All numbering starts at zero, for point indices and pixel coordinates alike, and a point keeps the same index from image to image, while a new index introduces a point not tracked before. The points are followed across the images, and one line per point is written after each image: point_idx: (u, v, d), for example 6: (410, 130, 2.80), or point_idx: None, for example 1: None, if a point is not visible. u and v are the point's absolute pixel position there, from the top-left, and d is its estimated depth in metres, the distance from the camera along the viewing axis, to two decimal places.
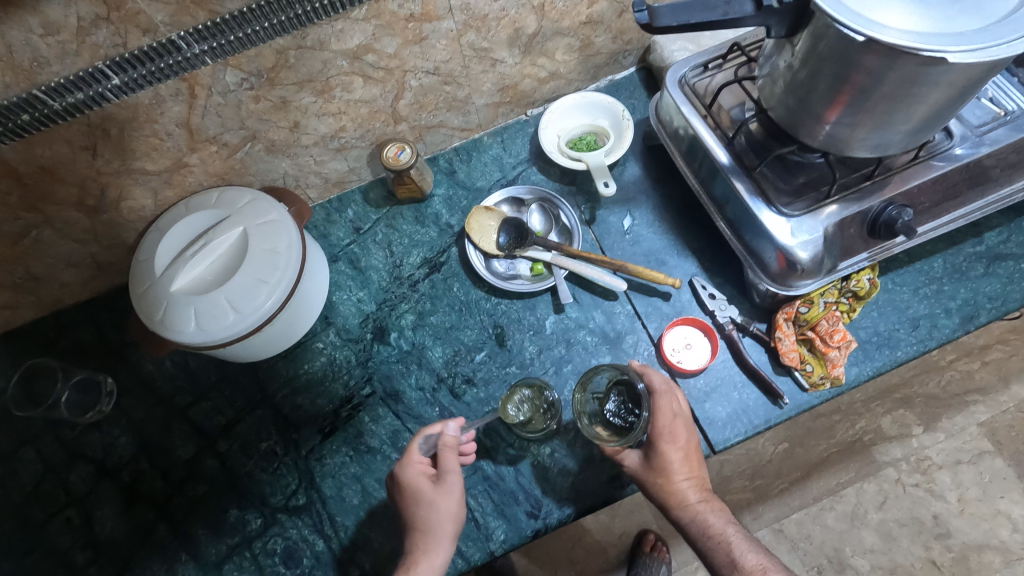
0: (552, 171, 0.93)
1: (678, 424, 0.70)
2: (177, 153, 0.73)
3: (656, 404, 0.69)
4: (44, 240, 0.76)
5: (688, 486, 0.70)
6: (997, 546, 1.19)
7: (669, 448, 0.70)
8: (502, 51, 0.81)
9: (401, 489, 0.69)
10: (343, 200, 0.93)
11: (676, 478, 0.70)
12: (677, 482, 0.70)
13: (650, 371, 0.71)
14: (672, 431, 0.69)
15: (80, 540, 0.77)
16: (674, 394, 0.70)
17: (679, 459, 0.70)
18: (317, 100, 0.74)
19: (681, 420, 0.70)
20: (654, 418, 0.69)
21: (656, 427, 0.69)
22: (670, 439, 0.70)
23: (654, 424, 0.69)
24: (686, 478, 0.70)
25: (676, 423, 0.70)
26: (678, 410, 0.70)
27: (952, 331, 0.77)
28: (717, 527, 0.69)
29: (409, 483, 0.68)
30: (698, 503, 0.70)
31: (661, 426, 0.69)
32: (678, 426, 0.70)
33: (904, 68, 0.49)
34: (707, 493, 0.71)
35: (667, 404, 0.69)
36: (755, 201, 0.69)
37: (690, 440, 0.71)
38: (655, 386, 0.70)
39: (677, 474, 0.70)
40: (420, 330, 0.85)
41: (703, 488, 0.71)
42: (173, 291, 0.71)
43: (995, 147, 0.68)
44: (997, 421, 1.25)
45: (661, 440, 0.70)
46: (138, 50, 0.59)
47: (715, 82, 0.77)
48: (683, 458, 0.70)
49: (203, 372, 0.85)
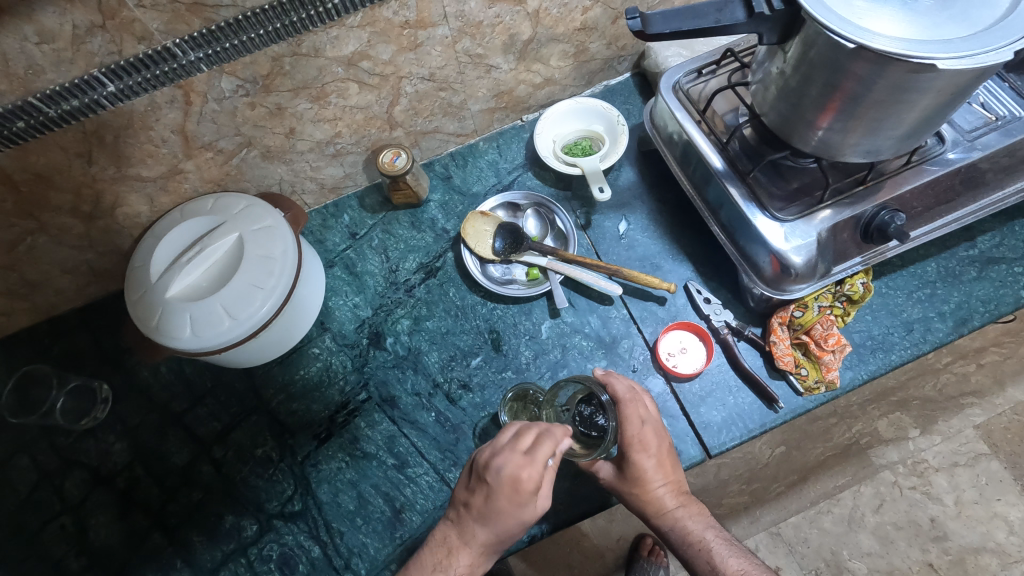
0: (548, 176, 0.93)
1: (648, 431, 0.70)
2: (172, 160, 0.73)
3: (623, 413, 0.69)
4: (39, 246, 0.76)
5: (665, 492, 0.71)
6: (993, 549, 1.19)
7: (641, 457, 0.70)
8: (497, 58, 0.81)
9: (509, 493, 0.61)
10: (339, 205, 0.93)
11: (652, 486, 0.70)
12: (653, 489, 0.70)
13: (612, 381, 0.70)
14: (642, 440, 0.69)
15: (74, 548, 0.77)
16: (640, 399, 0.70)
17: (652, 466, 0.70)
18: (312, 107, 0.75)
19: (650, 426, 0.70)
20: (623, 427, 0.69)
21: (624, 436, 0.69)
22: (641, 448, 0.69)
23: (622, 434, 0.69)
24: (661, 484, 0.70)
25: (644, 430, 0.69)
26: (646, 416, 0.70)
27: (945, 335, 0.77)
28: (696, 532, 0.70)
29: (524, 494, 0.61)
30: (676, 508, 0.71)
31: (630, 436, 0.69)
32: (647, 434, 0.69)
33: (893, 75, 0.50)
34: (684, 498, 0.72)
35: (634, 412, 0.69)
36: (749, 206, 0.70)
37: (661, 445, 0.71)
38: (619, 395, 0.69)
39: (653, 482, 0.70)
40: (416, 335, 0.85)
41: (680, 492, 0.72)
42: (168, 297, 0.71)
43: (986, 152, 0.68)
44: (992, 424, 1.26)
45: (632, 450, 0.69)
46: (133, 58, 0.60)
47: (708, 88, 0.78)
48: (656, 465, 0.70)
49: (199, 378, 0.85)
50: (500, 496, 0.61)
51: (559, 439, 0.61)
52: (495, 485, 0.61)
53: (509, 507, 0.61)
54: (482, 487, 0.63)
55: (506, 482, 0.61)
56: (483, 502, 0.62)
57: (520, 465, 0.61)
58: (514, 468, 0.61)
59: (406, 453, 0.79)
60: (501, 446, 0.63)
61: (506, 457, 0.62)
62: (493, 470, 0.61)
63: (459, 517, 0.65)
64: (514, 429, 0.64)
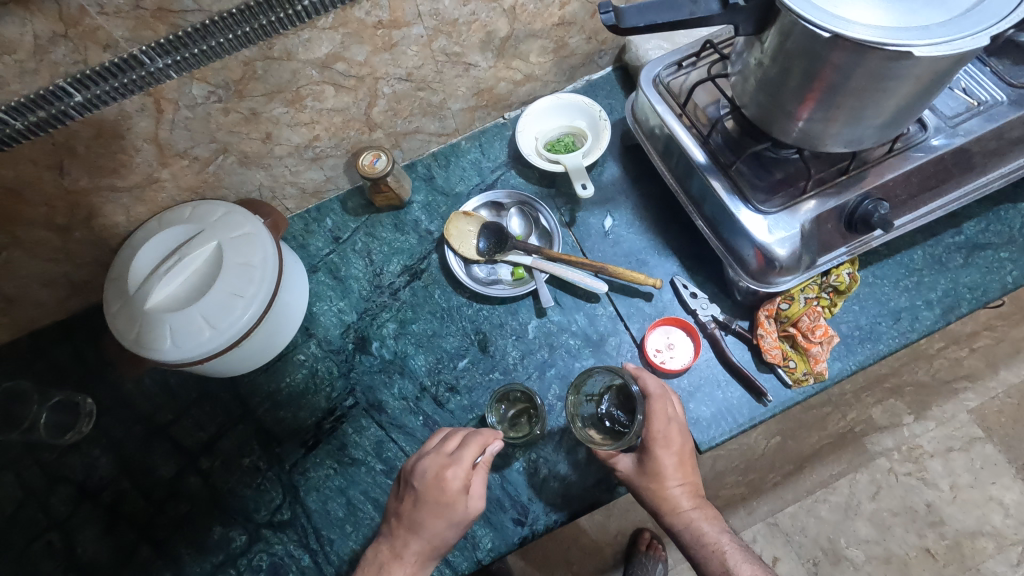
0: (531, 174, 0.92)
1: (673, 429, 0.70)
2: (147, 169, 0.72)
3: (651, 408, 0.68)
4: (15, 261, 0.74)
5: (681, 492, 0.71)
6: (990, 533, 1.19)
7: (663, 454, 0.70)
8: (475, 56, 0.80)
9: (433, 491, 0.65)
10: (321, 209, 0.92)
11: (668, 484, 0.70)
12: (669, 487, 0.70)
13: (645, 376, 0.70)
14: (665, 436, 0.69)
15: (62, 564, 0.76)
16: (668, 398, 0.69)
17: (673, 464, 0.70)
18: (288, 111, 0.74)
19: (676, 425, 0.70)
20: (649, 422, 0.69)
21: (650, 432, 0.69)
22: (664, 444, 0.69)
23: (648, 429, 0.69)
24: (678, 483, 0.70)
25: (670, 428, 0.69)
26: (674, 414, 0.70)
27: (933, 323, 0.77)
28: (712, 535, 0.70)
29: (449, 494, 0.65)
30: (691, 509, 0.71)
31: (655, 431, 0.69)
32: (673, 431, 0.69)
33: (871, 63, 0.49)
34: (700, 500, 0.71)
35: (661, 409, 0.68)
36: (731, 199, 0.69)
37: (683, 445, 0.71)
38: (649, 390, 0.69)
39: (670, 479, 0.70)
40: (402, 339, 0.84)
41: (695, 494, 0.71)
42: (147, 309, 0.70)
43: (969, 137, 0.68)
44: (986, 407, 1.26)
45: (655, 445, 0.69)
46: (99, 66, 0.58)
47: (689, 81, 0.77)
48: (677, 463, 0.70)
49: (184, 389, 0.84)
50: (431, 495, 0.65)
51: (485, 440, 0.67)
52: (422, 488, 0.66)
53: (437, 508, 0.65)
54: (411, 492, 0.67)
55: (431, 481, 0.65)
56: (413, 508, 0.66)
57: (443, 465, 0.66)
58: (438, 470, 0.66)
59: (394, 458, 0.78)
60: (430, 452, 0.69)
61: (433, 459, 0.67)
62: (420, 473, 0.67)
63: (391, 530, 0.67)
64: (444, 436, 0.70)
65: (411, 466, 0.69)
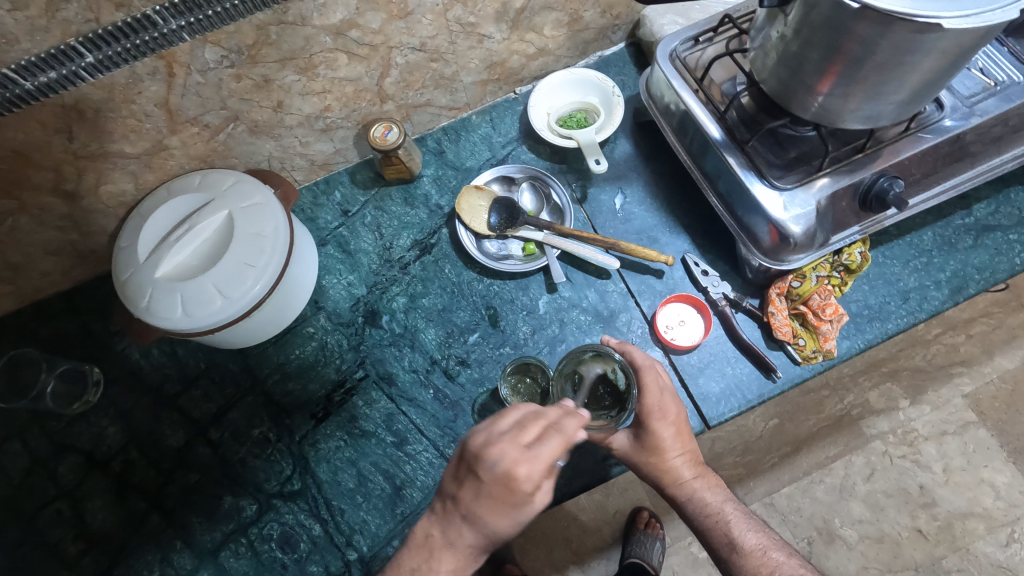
0: (542, 150, 0.92)
1: (667, 399, 0.69)
2: (156, 135, 0.71)
3: (643, 381, 0.67)
4: (21, 228, 0.73)
5: (682, 462, 0.71)
6: (980, 514, 1.22)
7: (660, 426, 0.69)
8: (489, 27, 0.79)
9: (502, 489, 0.53)
10: (330, 181, 0.91)
11: (669, 455, 0.70)
12: (670, 458, 0.70)
13: (630, 349, 0.69)
14: (661, 408, 0.69)
15: (71, 532, 0.76)
16: (657, 367, 0.69)
17: (671, 435, 0.70)
18: (300, 79, 0.73)
19: (669, 393, 0.69)
20: (643, 397, 0.68)
21: (646, 405, 0.68)
22: (661, 416, 0.69)
23: (643, 403, 0.68)
24: (678, 454, 0.70)
25: (664, 399, 0.69)
26: (664, 383, 0.69)
27: (941, 303, 0.78)
28: (714, 504, 0.71)
29: (519, 495, 0.53)
30: (693, 479, 0.71)
31: (650, 404, 0.68)
32: (667, 402, 0.69)
33: (896, 35, 0.49)
34: (701, 468, 0.72)
35: (653, 380, 0.67)
36: (747, 175, 0.69)
37: (679, 414, 0.70)
38: (637, 363, 0.68)
39: (670, 451, 0.70)
40: (412, 313, 0.84)
41: (696, 463, 0.72)
42: (157, 278, 0.70)
43: (984, 118, 0.68)
44: (981, 392, 1.28)
45: (652, 419, 0.69)
46: (111, 26, 0.57)
47: (705, 56, 0.76)
48: (675, 434, 0.70)
49: (191, 360, 0.83)
50: (494, 488, 0.53)
51: (568, 438, 0.56)
52: (488, 476, 0.53)
53: (501, 505, 0.54)
54: (472, 478, 0.55)
55: (501, 476, 0.53)
56: (473, 498, 0.54)
57: (518, 459, 0.53)
58: (510, 462, 0.53)
59: (404, 430, 0.79)
60: (501, 435, 0.55)
61: (508, 449, 0.54)
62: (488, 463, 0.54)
63: (444, 513, 0.57)
64: (518, 418, 0.57)
65: (476, 447, 0.55)
